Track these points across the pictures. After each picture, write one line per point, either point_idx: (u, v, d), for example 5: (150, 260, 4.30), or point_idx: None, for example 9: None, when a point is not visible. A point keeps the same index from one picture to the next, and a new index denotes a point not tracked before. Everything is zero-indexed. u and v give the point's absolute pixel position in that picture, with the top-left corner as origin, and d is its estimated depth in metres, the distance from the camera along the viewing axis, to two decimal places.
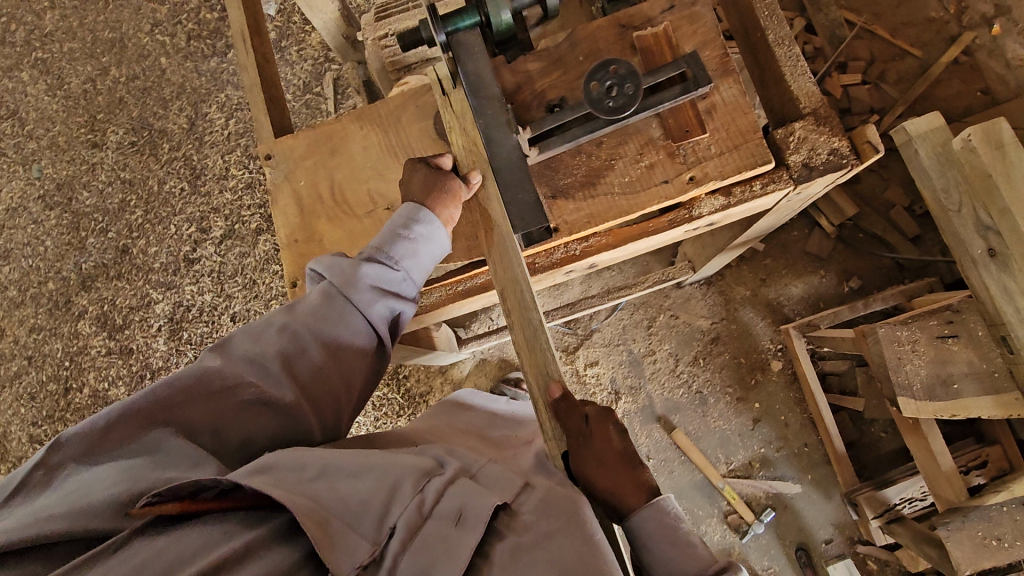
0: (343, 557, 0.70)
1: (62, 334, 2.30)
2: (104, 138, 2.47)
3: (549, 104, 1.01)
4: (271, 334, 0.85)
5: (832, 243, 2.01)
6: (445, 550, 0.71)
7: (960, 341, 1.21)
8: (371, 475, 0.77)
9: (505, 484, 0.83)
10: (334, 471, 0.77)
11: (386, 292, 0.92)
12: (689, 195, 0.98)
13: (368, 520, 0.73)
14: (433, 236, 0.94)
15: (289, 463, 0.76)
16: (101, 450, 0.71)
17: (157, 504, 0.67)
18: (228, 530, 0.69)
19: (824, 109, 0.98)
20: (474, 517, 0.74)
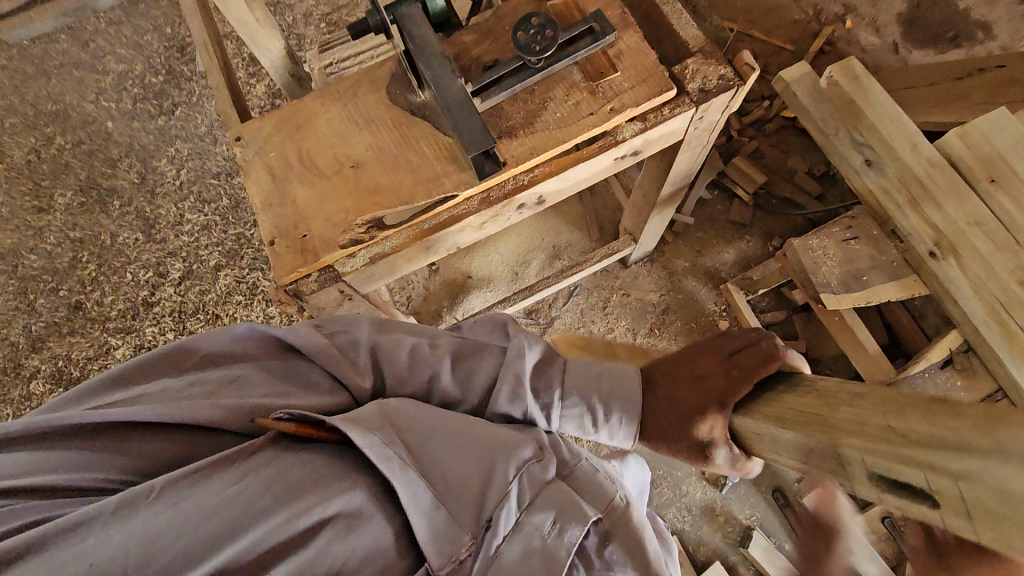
0: (445, 545, 0.79)
1: (12, 399, 2.20)
2: (50, 202, 2.48)
3: (484, 65, 1.19)
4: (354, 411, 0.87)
5: (751, 210, 2.25)
6: (544, 551, 0.82)
7: (861, 241, 1.41)
8: (475, 454, 0.86)
9: (595, 493, 0.93)
10: (441, 442, 0.87)
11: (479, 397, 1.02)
12: (611, 123, 1.16)
13: (467, 508, 0.82)
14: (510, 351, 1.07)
15: (405, 425, 0.88)
16: (164, 372, 0.88)
17: (281, 421, 0.80)
18: (342, 468, 0.81)
19: (708, 47, 1.20)
20: (568, 530, 0.83)
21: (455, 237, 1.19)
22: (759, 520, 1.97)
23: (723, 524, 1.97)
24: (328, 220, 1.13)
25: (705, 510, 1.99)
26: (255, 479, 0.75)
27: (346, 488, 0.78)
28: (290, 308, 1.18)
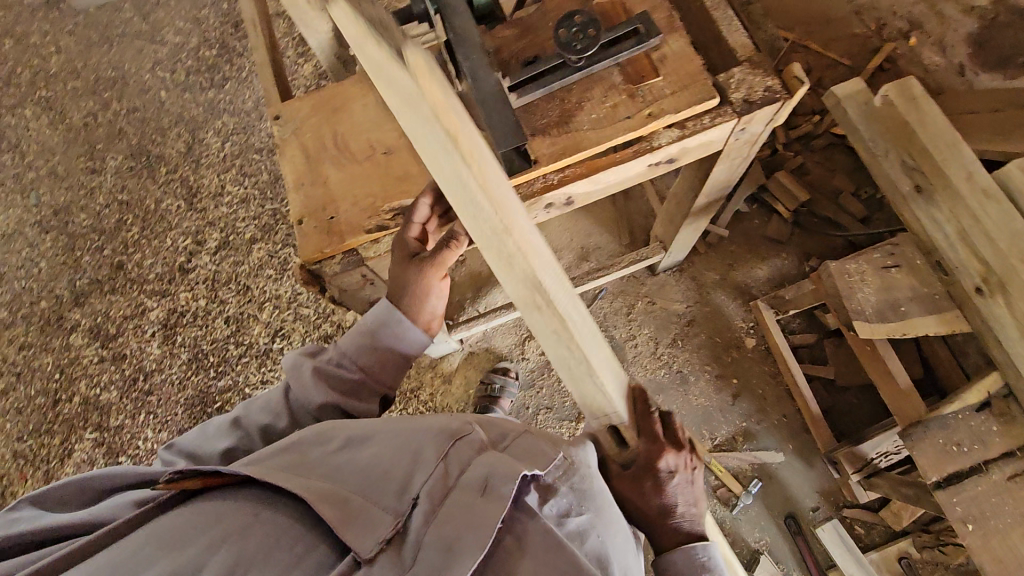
0: (367, 527, 0.78)
1: (52, 349, 2.31)
2: (103, 164, 2.59)
3: (525, 60, 1.18)
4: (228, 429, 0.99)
5: (790, 228, 2.19)
6: (472, 511, 0.80)
7: (902, 269, 1.35)
8: (397, 448, 0.90)
9: (537, 455, 0.92)
10: (356, 446, 0.92)
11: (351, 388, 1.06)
12: (648, 128, 1.13)
13: (388, 494, 0.84)
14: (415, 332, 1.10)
15: (314, 444, 0.93)
16: (72, 503, 0.84)
17: (182, 480, 0.81)
18: (239, 502, 0.80)
19: (757, 57, 1.16)
20: (498, 488, 0.82)
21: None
22: (768, 545, 1.91)
23: (731, 544, 1.93)
24: (356, 204, 1.14)
25: None
26: (145, 538, 0.74)
27: (239, 517, 0.77)
28: (313, 288, 1.19)
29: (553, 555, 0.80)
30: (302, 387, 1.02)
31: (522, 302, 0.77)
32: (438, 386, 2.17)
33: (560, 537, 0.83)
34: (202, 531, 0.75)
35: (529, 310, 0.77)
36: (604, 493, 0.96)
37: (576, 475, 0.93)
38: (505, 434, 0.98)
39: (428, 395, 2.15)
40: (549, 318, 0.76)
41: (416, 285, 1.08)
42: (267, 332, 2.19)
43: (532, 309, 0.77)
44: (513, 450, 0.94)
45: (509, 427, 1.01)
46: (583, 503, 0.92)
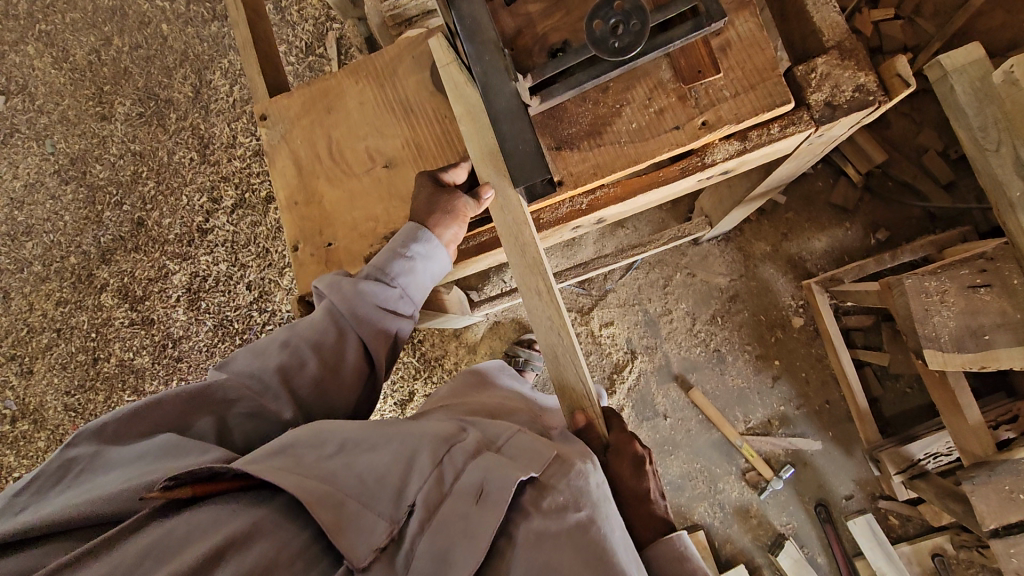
0: (359, 539, 0.72)
1: (86, 307, 2.35)
2: (112, 110, 2.45)
3: (552, 49, 0.96)
4: (274, 349, 0.91)
5: (859, 193, 1.91)
6: (466, 527, 0.72)
7: (993, 291, 1.15)
8: (391, 451, 0.80)
9: (532, 456, 0.81)
10: (354, 447, 0.81)
11: (387, 309, 0.96)
12: (701, 141, 0.92)
13: (383, 499, 0.76)
14: (433, 253, 0.97)
15: (310, 440, 0.81)
16: (123, 438, 0.79)
17: (173, 489, 0.71)
18: (237, 509, 0.73)
19: (849, 42, 0.91)
20: (495, 494, 0.74)
21: (496, 254, 1.12)
22: (794, 530, 1.88)
23: (755, 527, 1.90)
24: (355, 229, 1.01)
25: (738, 512, 1.92)
26: (139, 552, 0.67)
27: (240, 523, 0.72)
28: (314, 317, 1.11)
29: (544, 557, 0.72)
30: (348, 305, 0.93)
31: (518, 279, 0.91)
32: (462, 358, 2.11)
33: (554, 538, 0.73)
34: (194, 547, 0.69)
35: (524, 292, 0.92)
36: (604, 488, 0.80)
37: (573, 472, 0.80)
38: (498, 433, 0.87)
39: (451, 367, 2.10)
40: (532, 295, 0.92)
41: (447, 207, 0.94)
42: (289, 299, 2.16)
43: (526, 285, 0.92)
44: (509, 452, 0.82)
45: (502, 425, 0.89)
46: (579, 500, 0.77)
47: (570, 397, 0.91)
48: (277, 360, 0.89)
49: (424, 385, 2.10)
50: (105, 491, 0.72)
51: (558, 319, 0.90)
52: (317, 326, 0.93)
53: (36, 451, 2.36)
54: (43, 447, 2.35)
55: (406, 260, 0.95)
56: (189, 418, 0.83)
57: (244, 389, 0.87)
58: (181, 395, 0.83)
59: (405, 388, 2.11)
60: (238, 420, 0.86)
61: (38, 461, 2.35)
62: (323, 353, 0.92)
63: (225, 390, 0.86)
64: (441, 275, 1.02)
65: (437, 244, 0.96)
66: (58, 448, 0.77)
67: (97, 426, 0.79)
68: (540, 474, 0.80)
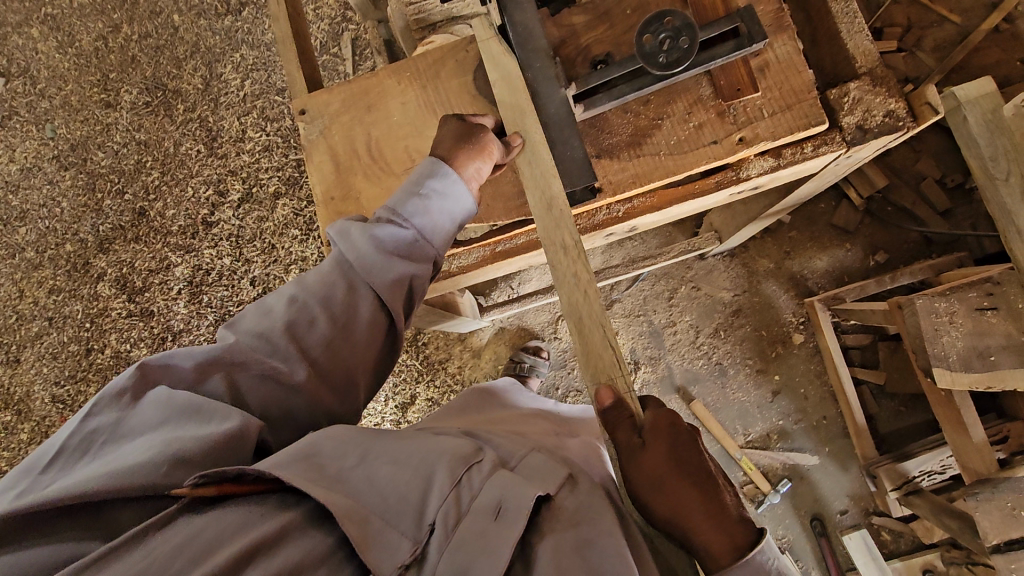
0: (385, 556, 0.72)
1: (81, 296, 2.30)
2: (118, 98, 2.41)
3: (595, 59, 0.98)
4: (282, 307, 0.87)
5: (860, 216, 1.97)
6: (486, 544, 0.72)
7: (999, 314, 1.20)
8: (411, 466, 0.80)
9: (546, 475, 0.83)
10: (374, 459, 0.81)
11: (398, 255, 0.88)
12: (736, 156, 0.95)
13: (406, 517, 0.76)
14: (453, 192, 0.90)
15: (331, 450, 0.81)
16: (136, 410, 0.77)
17: (199, 486, 0.70)
18: (265, 511, 0.73)
19: (881, 70, 0.95)
20: (513, 512, 0.76)
21: (528, 258, 1.13)
22: (790, 543, 1.91)
23: None
24: None
25: None
26: (167, 550, 0.65)
27: (268, 525, 0.71)
28: None
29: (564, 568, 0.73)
30: (357, 253, 0.87)
31: (543, 234, 0.85)
32: (467, 361, 2.11)
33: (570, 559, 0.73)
34: (224, 548, 0.67)
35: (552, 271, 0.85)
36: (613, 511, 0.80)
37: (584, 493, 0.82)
38: (512, 454, 0.89)
39: (455, 370, 2.10)
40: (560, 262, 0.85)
41: (470, 143, 0.90)
42: None
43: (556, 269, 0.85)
44: (524, 472, 0.84)
45: (515, 447, 0.92)
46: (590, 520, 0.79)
47: (595, 365, 0.82)
48: (285, 318, 0.85)
49: (427, 388, 2.10)
50: (129, 463, 0.70)
51: (583, 278, 0.83)
52: (325, 280, 0.88)
53: (19, 443, 2.29)
54: (27, 439, 2.29)
55: (421, 200, 0.88)
56: (203, 379, 0.81)
57: (252, 349, 0.83)
58: (192, 358, 0.81)
59: (407, 391, 2.10)
60: (249, 384, 0.83)
61: (20, 453, 2.28)
62: (332, 310, 0.87)
63: (231, 350, 0.83)
64: (463, 218, 0.94)
65: (455, 182, 0.89)
66: (72, 421, 0.75)
67: (108, 396, 0.77)
68: (555, 493, 0.81)
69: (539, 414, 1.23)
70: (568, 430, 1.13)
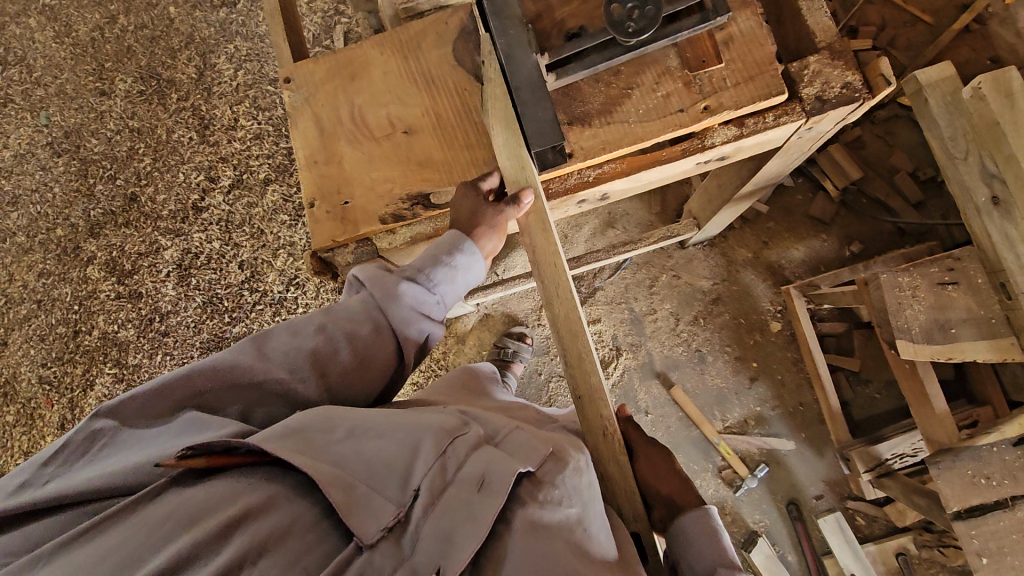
0: (369, 519, 0.75)
1: (70, 279, 2.32)
2: (112, 86, 2.44)
3: (568, 32, 1.03)
4: (310, 332, 0.92)
5: (836, 207, 2.03)
6: (468, 512, 0.76)
7: (960, 288, 1.26)
8: (398, 438, 0.83)
9: (530, 451, 0.86)
10: (362, 434, 0.84)
11: (423, 314, 0.99)
12: (702, 125, 1.00)
13: (391, 483, 0.79)
14: (474, 266, 1.01)
15: (320, 425, 0.84)
16: (149, 416, 0.81)
17: (189, 458, 0.73)
18: (253, 482, 0.76)
19: (839, 44, 1.00)
20: (497, 483, 0.78)
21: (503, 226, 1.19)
22: (766, 527, 1.94)
23: (730, 523, 1.95)
24: (373, 190, 1.05)
25: (713, 508, 1.97)
26: (156, 517, 0.70)
27: (254, 495, 0.74)
28: (323, 276, 1.14)
29: (541, 544, 0.77)
30: (392, 304, 0.96)
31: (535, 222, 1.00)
32: (451, 347, 2.14)
33: (549, 528, 0.79)
34: (211, 516, 0.71)
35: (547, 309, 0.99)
36: (594, 485, 0.85)
37: (568, 468, 0.85)
38: (497, 430, 0.92)
39: (439, 354, 2.14)
40: (550, 284, 0.98)
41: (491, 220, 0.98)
42: (281, 280, 2.17)
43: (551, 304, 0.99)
44: (507, 447, 0.87)
45: (501, 424, 0.94)
46: (572, 497, 0.82)
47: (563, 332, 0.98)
48: (312, 347, 0.90)
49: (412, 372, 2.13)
50: (129, 464, 0.75)
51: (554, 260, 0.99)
52: (353, 318, 0.95)
53: (5, 425, 2.30)
54: (13, 421, 2.29)
55: (449, 270, 0.98)
56: (215, 393, 0.84)
57: (274, 371, 0.87)
58: (204, 370, 0.83)
59: None
60: (259, 400, 0.86)
61: (6, 435, 2.28)
62: (356, 346, 0.94)
63: (240, 367, 0.85)
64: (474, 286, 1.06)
65: (479, 262, 1.01)
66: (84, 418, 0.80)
67: (121, 400, 0.81)
68: (536, 468, 0.84)
69: (527, 405, 1.22)
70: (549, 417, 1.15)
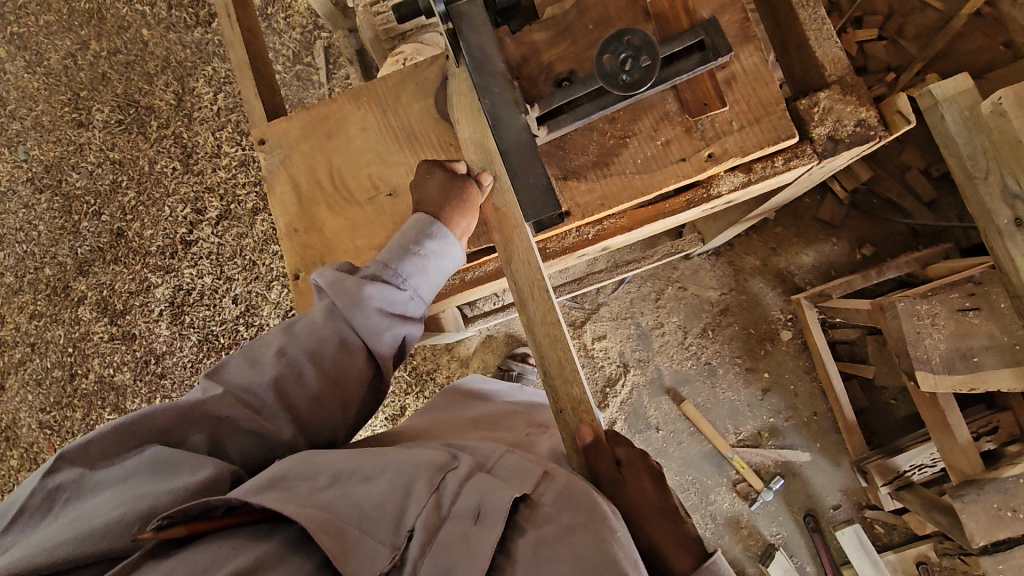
0: (363, 566, 0.66)
1: (63, 321, 2.28)
2: (89, 117, 2.36)
3: (557, 77, 0.95)
4: (270, 358, 0.84)
5: (845, 209, 1.95)
6: (468, 550, 0.66)
7: (981, 314, 1.25)
8: (384, 475, 0.73)
9: (524, 472, 0.76)
10: (346, 478, 0.74)
11: (396, 314, 0.88)
12: (707, 173, 0.93)
13: (384, 525, 0.69)
14: (447, 249, 0.90)
15: (299, 471, 0.74)
16: (114, 457, 0.75)
17: (165, 528, 0.66)
18: (235, 546, 0.67)
19: (851, 77, 0.92)
20: (494, 515, 0.69)
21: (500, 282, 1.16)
22: (784, 540, 1.91)
23: (747, 537, 1.93)
24: (358, 258, 1.00)
25: (729, 522, 1.94)
26: None
27: (240, 559, 0.65)
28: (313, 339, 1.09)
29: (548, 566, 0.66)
30: (355, 310, 0.85)
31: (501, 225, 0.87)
32: (455, 372, 2.09)
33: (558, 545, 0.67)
34: None
35: (524, 319, 0.83)
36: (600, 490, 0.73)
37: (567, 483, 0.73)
38: (488, 454, 0.81)
39: (443, 381, 2.08)
40: (527, 292, 0.84)
41: (458, 197, 0.88)
42: (277, 313, 2.12)
43: (528, 322, 0.83)
44: (501, 472, 0.77)
45: (493, 446, 0.83)
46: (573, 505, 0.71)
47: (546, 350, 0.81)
48: (275, 373, 0.82)
49: (416, 400, 2.07)
50: (93, 526, 0.67)
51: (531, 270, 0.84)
52: (316, 333, 0.85)
53: (10, 470, 2.28)
54: (16, 466, 2.28)
55: (418, 258, 0.88)
56: (181, 426, 0.77)
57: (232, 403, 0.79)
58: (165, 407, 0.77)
59: (396, 402, 2.08)
60: (233, 439, 0.80)
61: (12, 480, 2.27)
62: (323, 364, 0.85)
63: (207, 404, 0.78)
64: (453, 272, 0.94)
65: (454, 244, 0.90)
66: (38, 474, 0.72)
67: (80, 446, 0.74)
68: (534, 490, 0.73)
69: (519, 413, 1.10)
70: (541, 424, 1.04)
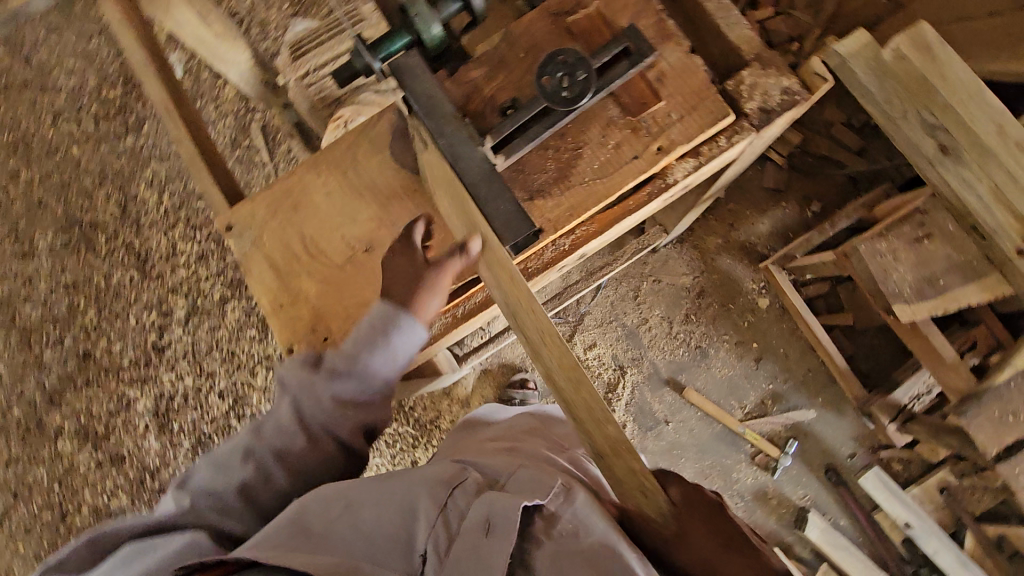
0: None
1: (42, 459, 2.16)
2: (32, 245, 2.29)
3: (502, 107, 1.00)
4: (242, 455, 0.87)
5: (786, 174, 2.07)
6: (480, 560, 0.70)
7: (935, 240, 1.36)
8: (394, 505, 0.78)
9: (537, 484, 0.81)
10: (356, 509, 0.79)
11: (359, 400, 0.90)
12: (659, 165, 0.98)
13: (394, 556, 0.73)
14: (412, 336, 0.91)
15: (314, 514, 0.79)
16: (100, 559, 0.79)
17: None
18: None
19: (766, 53, 1.00)
20: (503, 524, 0.73)
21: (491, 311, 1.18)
22: (813, 500, 1.94)
23: (777, 506, 1.95)
24: (348, 318, 1.00)
25: (757, 496, 1.96)
26: None
27: None
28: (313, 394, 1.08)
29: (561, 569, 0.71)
30: (317, 405, 0.88)
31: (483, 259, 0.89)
32: (458, 414, 2.07)
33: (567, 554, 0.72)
34: None
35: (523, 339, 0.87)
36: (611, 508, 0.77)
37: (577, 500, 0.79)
38: (500, 471, 0.87)
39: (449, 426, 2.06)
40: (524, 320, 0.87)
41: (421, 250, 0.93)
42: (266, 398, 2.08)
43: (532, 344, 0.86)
44: (514, 485, 0.82)
45: (503, 465, 0.89)
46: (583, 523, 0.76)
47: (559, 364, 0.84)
48: (248, 467, 0.86)
49: (426, 451, 2.02)
50: None
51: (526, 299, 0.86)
52: (284, 426, 0.88)
53: None
54: None
55: (378, 356, 0.88)
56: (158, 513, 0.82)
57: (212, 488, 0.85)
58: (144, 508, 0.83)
59: (407, 458, 2.02)
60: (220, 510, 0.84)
61: None
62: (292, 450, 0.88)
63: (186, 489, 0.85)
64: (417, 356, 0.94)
65: (418, 332, 0.91)
66: None
67: (62, 561, 0.78)
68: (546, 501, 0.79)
69: (536, 429, 1.12)
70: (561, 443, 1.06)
